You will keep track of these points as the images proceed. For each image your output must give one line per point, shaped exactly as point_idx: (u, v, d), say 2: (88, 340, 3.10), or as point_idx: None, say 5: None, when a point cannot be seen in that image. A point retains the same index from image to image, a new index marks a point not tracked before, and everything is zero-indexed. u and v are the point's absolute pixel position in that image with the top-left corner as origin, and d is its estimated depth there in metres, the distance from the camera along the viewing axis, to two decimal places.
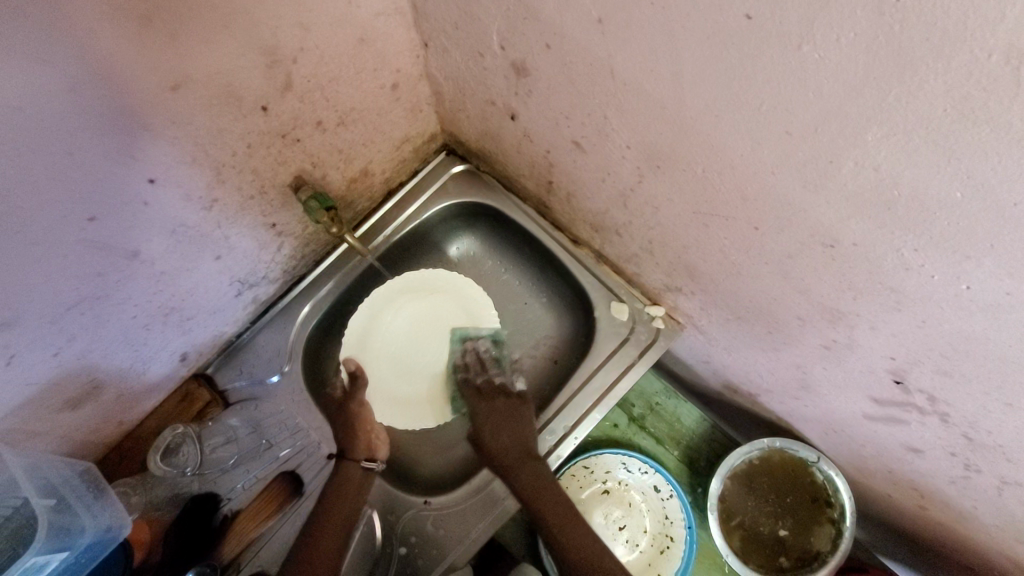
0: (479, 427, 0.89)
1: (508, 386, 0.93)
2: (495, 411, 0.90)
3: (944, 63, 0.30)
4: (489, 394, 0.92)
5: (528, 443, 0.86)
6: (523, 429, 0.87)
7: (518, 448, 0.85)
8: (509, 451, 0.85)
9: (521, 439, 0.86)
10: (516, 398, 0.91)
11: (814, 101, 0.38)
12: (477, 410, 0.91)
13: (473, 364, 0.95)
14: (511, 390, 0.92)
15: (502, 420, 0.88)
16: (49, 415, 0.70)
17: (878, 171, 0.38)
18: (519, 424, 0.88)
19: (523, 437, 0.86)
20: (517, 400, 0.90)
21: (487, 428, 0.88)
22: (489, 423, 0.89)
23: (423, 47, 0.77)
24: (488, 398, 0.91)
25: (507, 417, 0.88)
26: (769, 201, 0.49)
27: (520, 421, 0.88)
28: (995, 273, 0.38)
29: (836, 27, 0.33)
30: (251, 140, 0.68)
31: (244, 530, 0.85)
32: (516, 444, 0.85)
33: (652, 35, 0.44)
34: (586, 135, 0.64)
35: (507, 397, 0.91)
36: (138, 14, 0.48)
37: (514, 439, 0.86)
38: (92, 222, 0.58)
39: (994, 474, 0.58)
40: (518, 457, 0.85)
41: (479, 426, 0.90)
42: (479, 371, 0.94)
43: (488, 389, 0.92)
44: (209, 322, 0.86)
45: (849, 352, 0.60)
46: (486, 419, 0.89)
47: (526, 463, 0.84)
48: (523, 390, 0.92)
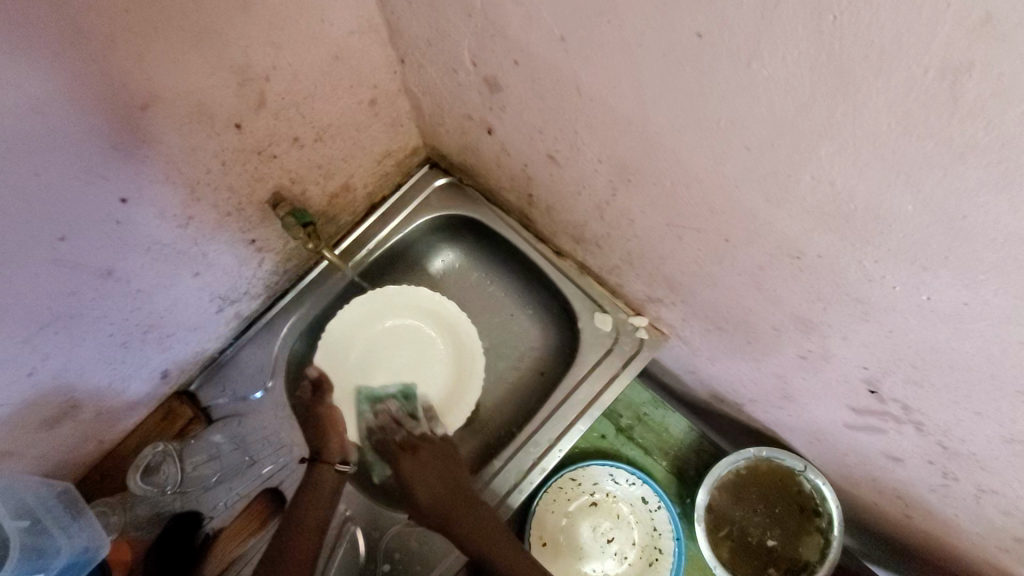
0: (409, 484, 0.83)
1: (431, 432, 0.88)
2: (419, 463, 0.84)
3: (884, 79, 0.30)
4: (409, 444, 0.86)
5: (462, 486, 0.82)
6: (453, 477, 0.83)
7: (454, 494, 0.81)
8: (442, 500, 0.81)
9: (454, 484, 0.82)
10: (441, 441, 0.87)
11: (768, 116, 0.38)
12: (399, 466, 0.85)
13: (388, 422, 0.89)
14: (431, 435, 0.87)
15: (432, 472, 0.84)
16: (25, 436, 0.70)
17: (833, 184, 0.39)
18: (443, 467, 0.84)
19: (455, 483, 0.82)
20: (444, 444, 0.87)
21: (417, 483, 0.82)
22: (414, 479, 0.83)
23: (399, 63, 0.78)
24: (410, 450, 0.85)
25: (435, 473, 0.83)
26: (737, 214, 0.49)
27: (456, 469, 0.84)
28: (953, 284, 0.38)
29: (781, 45, 0.33)
30: (225, 157, 0.68)
31: (226, 548, 0.84)
32: (443, 493, 0.81)
33: (611, 52, 0.44)
34: (560, 149, 0.65)
35: (431, 444, 0.86)
36: (104, 37, 0.48)
37: (445, 488, 0.82)
38: (64, 241, 0.58)
39: (972, 482, 0.58)
40: (454, 502, 0.81)
41: (407, 487, 0.83)
42: (397, 425, 0.89)
43: (408, 441, 0.86)
44: (190, 339, 0.85)
45: (825, 362, 0.60)
46: (416, 475, 0.83)
47: (461, 507, 0.80)
48: (445, 433, 0.89)
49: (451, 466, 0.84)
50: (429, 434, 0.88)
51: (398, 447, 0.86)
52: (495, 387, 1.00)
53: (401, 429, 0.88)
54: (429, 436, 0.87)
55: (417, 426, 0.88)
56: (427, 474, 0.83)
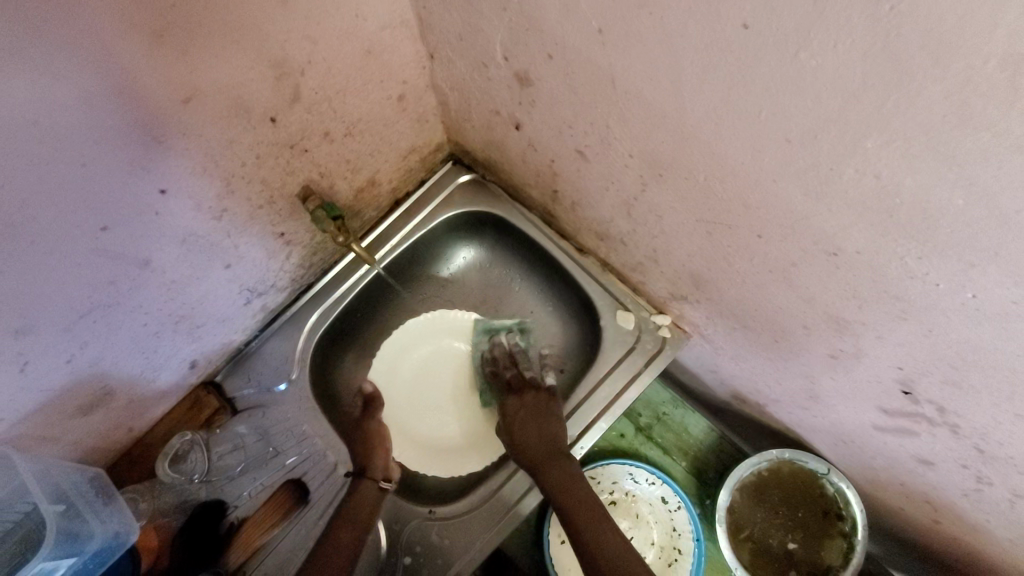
0: (512, 429, 0.87)
1: (540, 382, 0.93)
2: (523, 409, 0.89)
3: (941, 69, 0.30)
4: (518, 390, 0.92)
5: (558, 440, 0.84)
6: (548, 423, 0.86)
7: (546, 444, 0.83)
8: (537, 448, 0.83)
9: (552, 433, 0.84)
10: (546, 392, 0.91)
11: (813, 108, 0.38)
12: (506, 409, 0.91)
13: (500, 356, 0.99)
14: (540, 385, 0.92)
15: (527, 418, 0.87)
16: (61, 422, 0.71)
17: (879, 178, 0.38)
18: (545, 413, 0.87)
19: (551, 437, 0.84)
20: (548, 395, 0.90)
21: (517, 422, 0.87)
22: (518, 422, 0.87)
23: (428, 59, 0.79)
24: (517, 396, 0.91)
25: (535, 420, 0.86)
26: (773, 210, 0.49)
27: (549, 415, 0.87)
28: (999, 281, 0.38)
29: (832, 36, 0.33)
30: (261, 150, 0.69)
31: (249, 538, 0.85)
32: (539, 441, 0.84)
33: (651, 45, 0.45)
34: (590, 144, 0.65)
35: (536, 392, 0.90)
36: (151, 31, 0.49)
37: (541, 438, 0.84)
38: (105, 230, 0.59)
39: (1006, 486, 0.57)
40: (547, 454, 0.83)
41: (507, 432, 0.88)
42: (510, 363, 0.97)
43: (517, 383, 0.93)
44: (218, 329, 0.87)
45: (856, 361, 0.59)
46: (515, 419, 0.88)
47: (552, 459, 0.82)
48: (553, 387, 0.92)
49: (547, 404, 0.89)
50: (539, 381, 0.93)
51: (506, 385, 0.94)
52: (515, 384, 1.01)
53: (511, 365, 0.97)
54: (535, 382, 0.92)
55: (531, 372, 0.94)
56: (521, 415, 0.88)
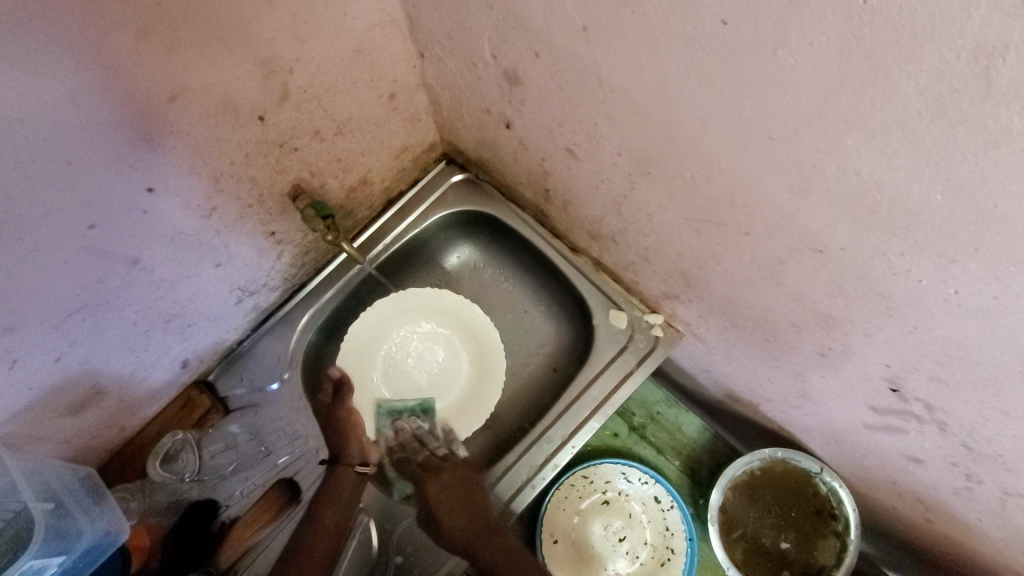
0: (433, 509, 0.85)
1: (449, 455, 0.90)
2: (442, 487, 0.86)
3: (915, 65, 0.30)
4: (432, 470, 0.88)
5: (488, 511, 0.83)
6: (475, 497, 0.84)
7: (473, 522, 0.82)
8: (466, 524, 0.82)
9: (479, 509, 0.83)
10: (460, 466, 0.88)
11: (793, 105, 0.38)
12: (425, 491, 0.86)
13: (409, 442, 0.93)
14: (453, 458, 0.89)
15: (449, 492, 0.85)
16: (51, 421, 0.71)
17: (860, 175, 0.38)
18: (466, 492, 0.85)
19: (479, 516, 0.83)
20: (466, 471, 0.87)
21: (440, 506, 0.84)
22: (444, 498, 0.84)
23: (419, 58, 0.79)
24: (433, 474, 0.87)
25: (464, 491, 0.85)
26: (759, 207, 0.49)
27: (476, 490, 0.85)
28: (981, 277, 0.38)
29: (809, 32, 0.33)
30: (249, 149, 0.69)
31: (242, 536, 0.86)
32: (467, 519, 0.82)
33: (634, 43, 0.45)
34: (579, 143, 0.65)
35: (451, 467, 0.87)
36: (136, 29, 0.49)
37: (469, 519, 0.82)
38: (93, 228, 0.59)
39: (996, 484, 0.57)
40: (472, 534, 0.82)
41: (427, 504, 0.85)
42: (421, 448, 0.92)
43: (428, 463, 0.89)
44: (209, 329, 0.87)
45: (845, 359, 0.59)
46: (438, 499, 0.85)
47: (487, 535, 0.81)
48: (466, 456, 0.90)
49: (469, 478, 0.86)
50: (450, 456, 0.90)
51: (420, 468, 0.89)
52: (508, 383, 1.01)
53: (421, 450, 0.91)
54: (450, 461, 0.88)
55: (443, 449, 0.91)
56: (447, 493, 0.85)
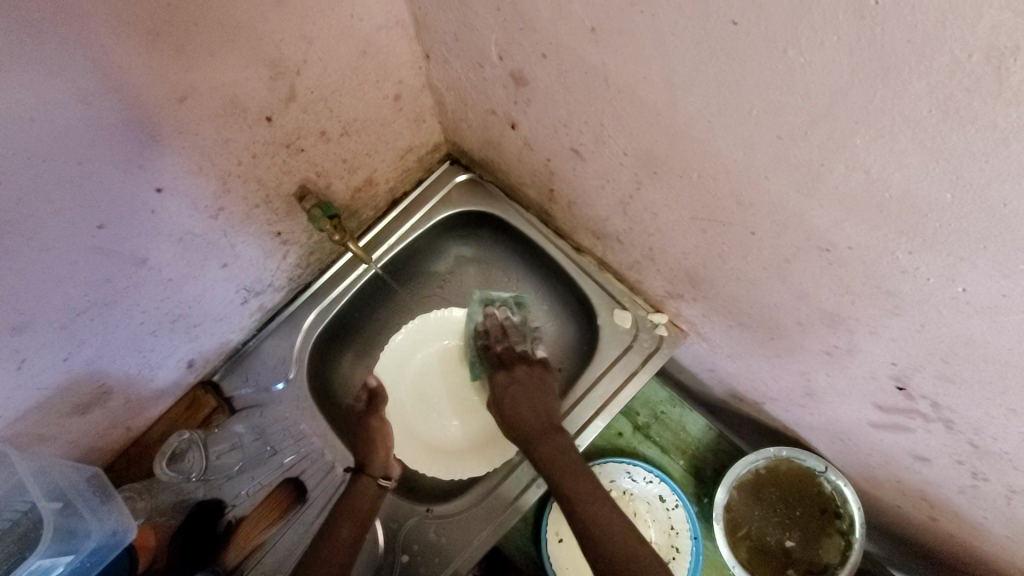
0: (502, 400, 0.89)
1: (530, 353, 0.96)
2: (514, 385, 0.90)
3: (926, 64, 0.30)
4: (508, 365, 0.94)
5: (552, 415, 0.86)
6: (545, 399, 0.87)
7: (542, 421, 0.85)
8: (533, 425, 0.84)
9: (545, 411, 0.86)
10: (539, 367, 0.93)
11: (802, 104, 0.38)
12: (494, 383, 0.92)
13: (493, 329, 1.00)
14: (532, 356, 0.94)
15: (521, 392, 0.89)
16: (59, 420, 0.71)
17: (868, 173, 0.38)
18: (541, 395, 0.88)
19: (545, 413, 0.86)
20: (540, 368, 0.92)
21: (509, 398, 0.89)
22: (511, 396, 0.89)
23: (424, 59, 0.79)
24: (506, 367, 0.93)
25: (532, 394, 0.88)
26: (765, 206, 0.49)
27: (545, 391, 0.89)
28: (988, 274, 0.38)
29: (819, 31, 0.33)
30: (256, 149, 0.69)
31: (247, 537, 0.85)
32: (539, 417, 0.85)
33: (643, 42, 0.45)
34: (585, 143, 0.65)
35: (526, 368, 0.92)
36: (147, 30, 0.49)
37: (535, 415, 0.85)
38: (102, 228, 0.59)
39: (1002, 482, 0.57)
40: (541, 428, 0.84)
41: (501, 403, 0.89)
42: (502, 338, 0.98)
43: (507, 356, 0.95)
44: (215, 329, 0.87)
45: (851, 358, 0.59)
46: (509, 395, 0.89)
47: (547, 437, 0.82)
48: (544, 357, 0.95)
49: (543, 378, 0.91)
50: (530, 354, 0.95)
51: (497, 361, 0.95)
52: None
53: (506, 340, 0.98)
54: (528, 355, 0.94)
55: (522, 344, 0.96)
56: (513, 394, 0.89)
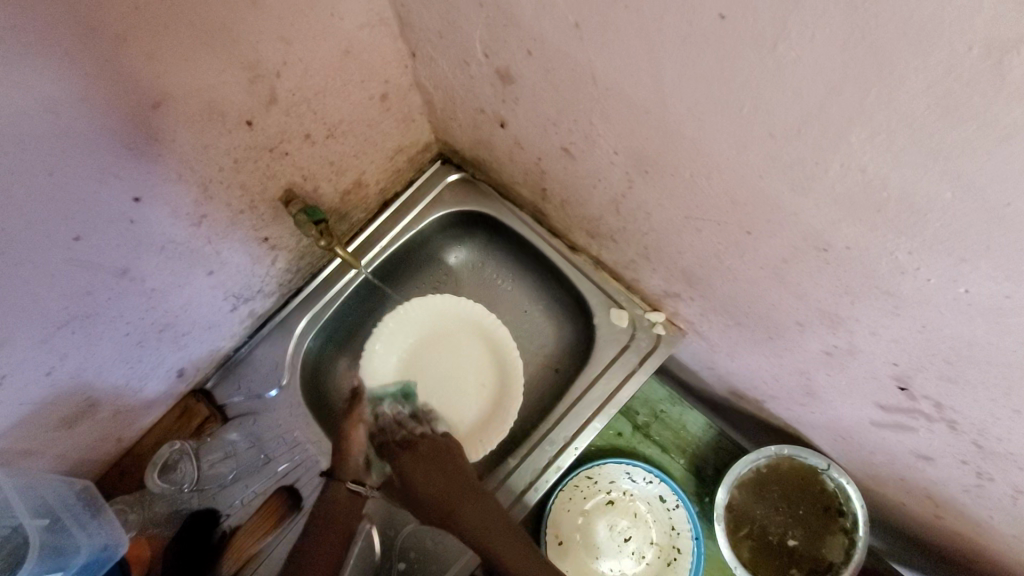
0: (405, 480, 0.80)
1: (432, 432, 0.87)
2: (419, 460, 0.82)
3: (923, 59, 0.29)
4: (409, 444, 0.84)
5: (466, 477, 0.80)
6: (454, 464, 0.81)
7: (457, 489, 0.78)
8: (445, 495, 0.78)
9: (458, 476, 0.80)
10: (441, 437, 0.86)
11: (794, 102, 0.36)
12: (399, 462, 0.82)
13: (388, 425, 0.88)
14: (430, 433, 0.87)
15: (427, 455, 0.83)
16: (44, 435, 0.70)
17: (864, 172, 0.37)
18: (445, 462, 0.82)
19: (457, 474, 0.80)
20: (444, 440, 0.85)
21: (414, 473, 0.80)
22: (405, 471, 0.81)
23: (410, 57, 0.77)
24: (408, 447, 0.84)
25: (433, 465, 0.81)
26: (759, 205, 0.48)
27: (449, 455, 0.83)
28: (993, 276, 0.36)
29: (810, 25, 0.32)
30: (238, 155, 0.67)
31: (243, 546, 0.85)
32: (450, 488, 0.79)
33: (628, 39, 0.43)
34: (574, 141, 0.63)
35: (427, 440, 0.85)
36: (113, 36, 0.48)
37: (448, 482, 0.79)
38: (79, 240, 0.58)
39: (1008, 483, 0.56)
40: (456, 492, 0.78)
41: (405, 482, 0.81)
42: (399, 428, 0.88)
43: (407, 439, 0.85)
44: (205, 337, 0.86)
45: (851, 358, 0.58)
46: (413, 466, 0.81)
47: (468, 501, 0.78)
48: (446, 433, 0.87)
49: (444, 448, 0.84)
50: (430, 433, 0.87)
51: (397, 444, 0.85)
52: None
53: (402, 429, 0.87)
54: (429, 434, 0.86)
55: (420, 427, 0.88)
56: (422, 465, 0.81)
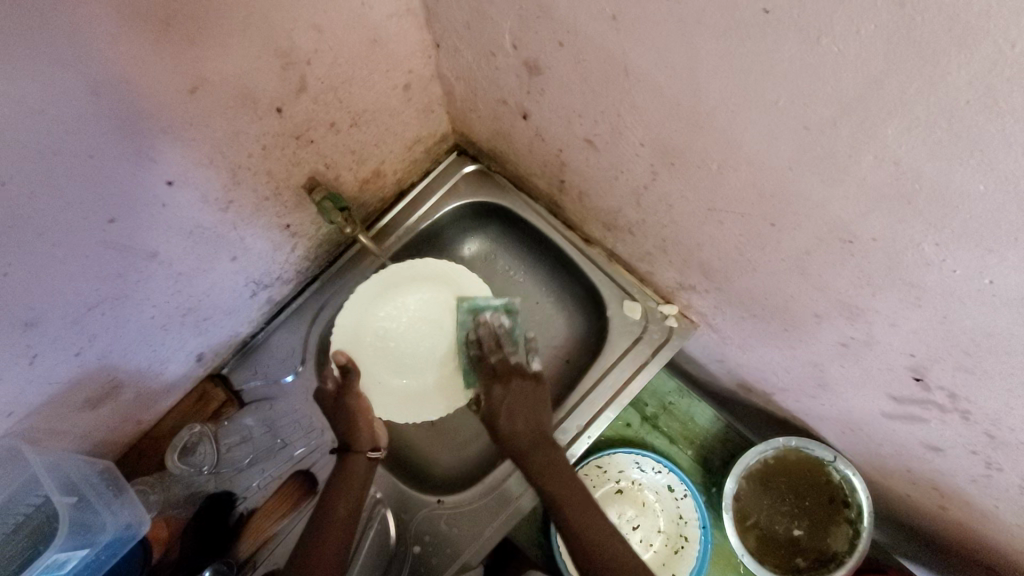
0: (495, 412, 0.82)
1: (524, 365, 0.86)
2: (511, 391, 0.83)
3: (967, 54, 0.30)
4: (504, 372, 0.84)
5: (546, 430, 0.82)
6: (539, 413, 0.82)
7: (536, 437, 0.81)
8: (527, 436, 0.81)
9: (537, 421, 0.82)
10: (531, 379, 0.84)
11: (833, 95, 0.38)
12: (493, 393, 0.83)
13: (487, 339, 0.87)
14: (526, 368, 0.85)
15: (514, 402, 0.82)
16: (70, 414, 0.71)
17: (898, 165, 0.38)
18: (533, 405, 0.83)
19: (535, 422, 0.82)
20: (534, 384, 0.84)
21: (506, 407, 0.82)
22: (502, 405, 0.82)
23: (434, 47, 0.78)
24: (503, 379, 0.84)
25: (523, 402, 0.82)
26: (786, 197, 0.49)
27: (541, 397, 0.83)
28: (1019, 267, 0.38)
29: (856, 19, 0.33)
30: (266, 141, 0.68)
31: (260, 528, 0.86)
32: (529, 431, 0.81)
33: (667, 32, 0.44)
34: (599, 133, 0.64)
35: (523, 375, 0.84)
36: (157, 19, 0.48)
37: (528, 425, 0.81)
38: (113, 223, 0.59)
39: (1017, 472, 0.58)
40: (536, 440, 0.81)
41: (490, 406, 0.83)
42: (497, 346, 0.86)
43: (501, 368, 0.84)
44: (225, 322, 0.87)
45: (868, 349, 0.59)
46: (502, 400, 0.83)
47: (541, 449, 0.80)
48: (539, 370, 0.86)
49: (536, 391, 0.84)
50: (525, 365, 0.85)
51: (489, 373, 0.85)
52: None
53: (498, 351, 0.86)
54: (520, 368, 0.84)
55: (517, 355, 0.86)
56: (510, 402, 0.82)
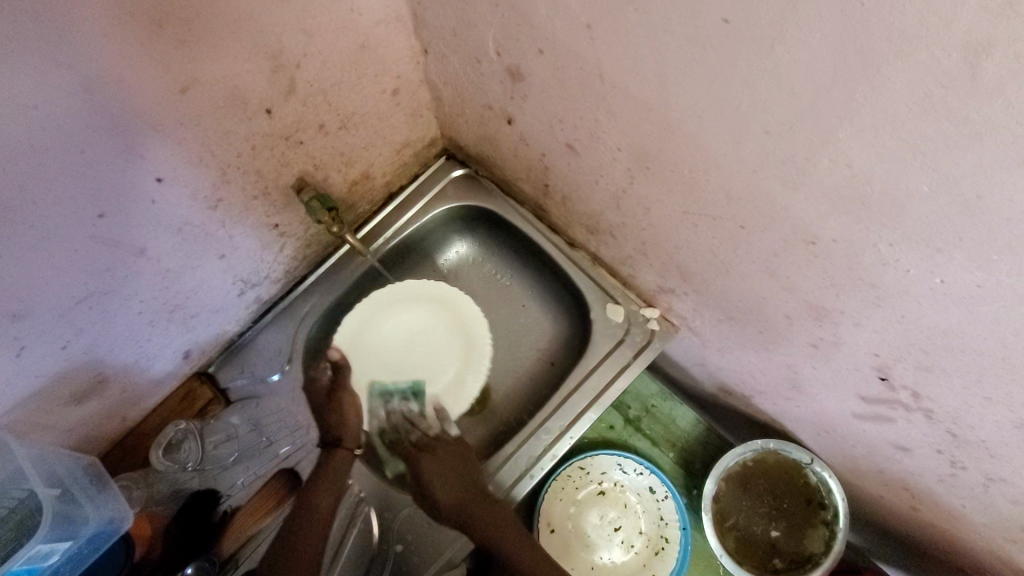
0: (427, 483, 0.88)
1: (443, 433, 0.92)
2: (437, 461, 0.89)
3: (906, 62, 0.32)
4: (427, 446, 0.90)
5: (479, 483, 0.86)
6: (470, 470, 0.87)
7: (472, 492, 0.85)
8: (460, 496, 0.85)
9: (471, 478, 0.87)
10: (455, 441, 0.91)
11: (790, 100, 0.40)
12: (422, 468, 0.89)
13: (399, 425, 0.93)
14: (446, 436, 0.91)
15: (442, 473, 0.88)
16: (55, 408, 0.72)
17: (852, 168, 0.40)
18: (460, 461, 0.89)
19: (475, 480, 0.86)
20: (460, 444, 0.90)
21: (437, 480, 0.87)
22: (430, 476, 0.88)
23: (422, 53, 0.80)
24: (427, 450, 0.90)
25: (455, 472, 0.88)
26: (753, 200, 0.51)
27: (467, 463, 0.88)
28: (965, 265, 0.40)
29: (805, 30, 0.35)
30: (255, 141, 0.70)
31: (243, 525, 0.86)
32: (459, 489, 0.86)
33: (638, 40, 0.46)
34: (579, 138, 0.67)
35: (445, 444, 0.90)
36: (149, 20, 0.50)
37: (462, 486, 0.86)
38: (102, 217, 0.60)
39: (979, 470, 0.59)
40: (474, 497, 0.85)
41: (424, 484, 0.88)
42: (410, 429, 0.92)
43: (422, 442, 0.91)
44: (212, 320, 0.88)
45: (835, 349, 0.61)
46: (434, 478, 0.88)
47: (482, 502, 0.84)
48: (457, 432, 0.92)
49: (463, 451, 0.90)
50: (443, 434, 0.91)
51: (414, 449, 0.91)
52: (504, 377, 1.01)
53: (415, 429, 0.92)
54: (444, 438, 0.91)
55: (433, 429, 0.92)
56: (439, 472, 0.88)
